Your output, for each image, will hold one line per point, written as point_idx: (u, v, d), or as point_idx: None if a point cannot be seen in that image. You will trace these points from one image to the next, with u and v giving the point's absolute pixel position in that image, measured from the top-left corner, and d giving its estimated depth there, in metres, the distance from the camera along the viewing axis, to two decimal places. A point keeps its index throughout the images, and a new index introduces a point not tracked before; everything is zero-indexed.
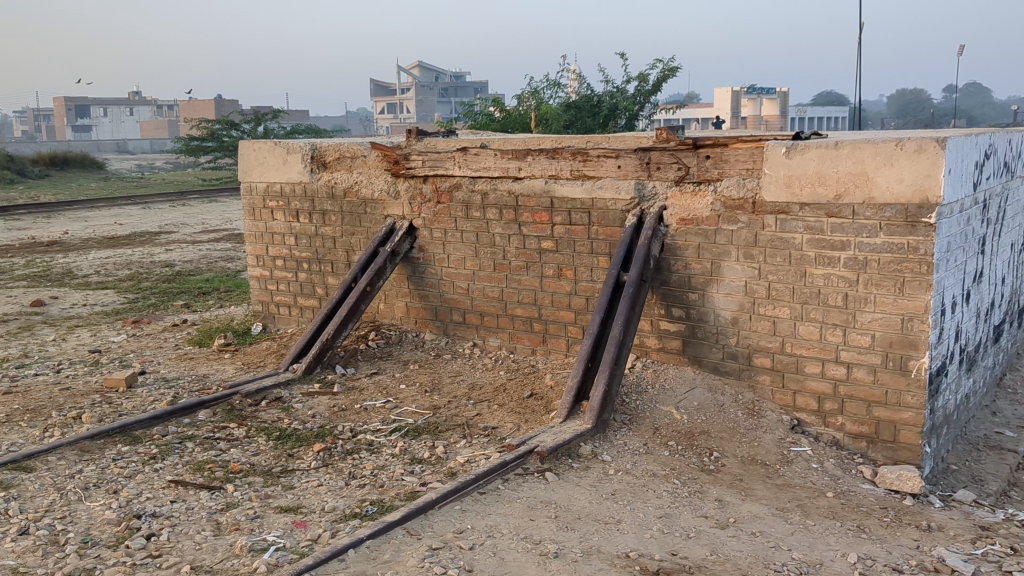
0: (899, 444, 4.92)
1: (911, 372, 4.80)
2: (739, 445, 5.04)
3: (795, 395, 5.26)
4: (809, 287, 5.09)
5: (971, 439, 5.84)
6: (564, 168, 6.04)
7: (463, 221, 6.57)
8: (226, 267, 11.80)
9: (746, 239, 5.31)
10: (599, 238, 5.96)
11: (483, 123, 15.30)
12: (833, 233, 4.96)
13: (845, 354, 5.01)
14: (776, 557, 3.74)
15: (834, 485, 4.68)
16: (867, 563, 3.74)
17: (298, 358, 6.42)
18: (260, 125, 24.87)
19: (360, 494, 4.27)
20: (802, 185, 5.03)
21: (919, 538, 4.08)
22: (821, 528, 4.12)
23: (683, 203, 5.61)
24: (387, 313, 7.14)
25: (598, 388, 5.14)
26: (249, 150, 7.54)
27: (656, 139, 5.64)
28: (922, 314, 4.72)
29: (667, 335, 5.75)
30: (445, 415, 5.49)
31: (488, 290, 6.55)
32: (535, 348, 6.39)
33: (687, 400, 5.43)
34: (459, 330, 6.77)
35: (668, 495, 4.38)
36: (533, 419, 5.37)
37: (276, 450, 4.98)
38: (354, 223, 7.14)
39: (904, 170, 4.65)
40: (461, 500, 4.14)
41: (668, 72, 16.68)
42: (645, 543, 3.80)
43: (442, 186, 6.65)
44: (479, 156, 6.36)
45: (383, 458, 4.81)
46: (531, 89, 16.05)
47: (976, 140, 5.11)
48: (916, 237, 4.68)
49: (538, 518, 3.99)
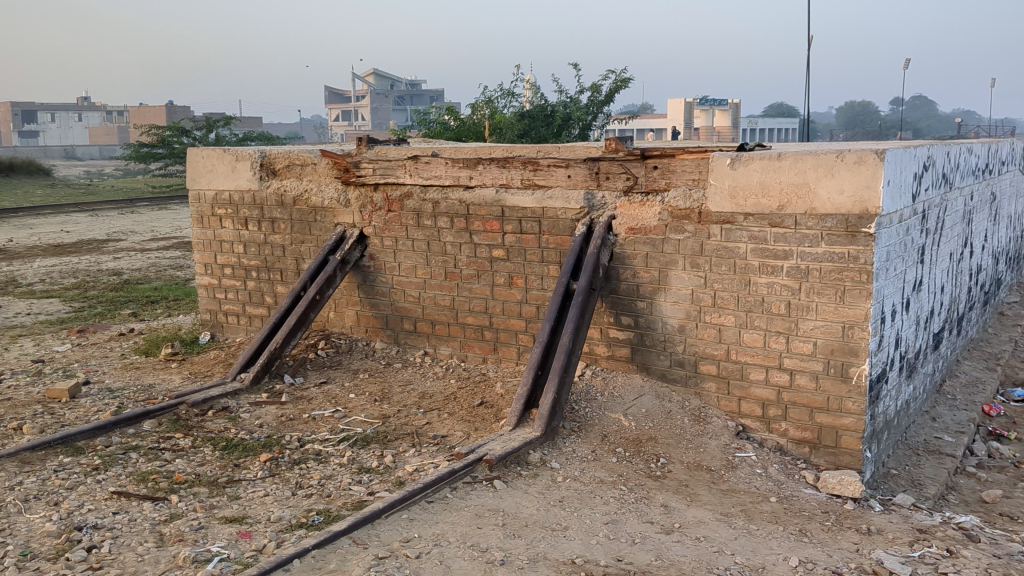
0: (841, 449, 5.02)
1: (852, 379, 4.91)
2: (686, 451, 5.11)
3: (741, 401, 5.34)
4: (754, 295, 5.18)
5: (911, 444, 5.98)
6: (515, 177, 6.06)
7: (414, 230, 6.57)
8: (175, 275, 11.66)
9: (692, 248, 5.38)
10: (550, 247, 6.00)
11: (437, 131, 15.28)
12: (776, 243, 5.05)
13: (789, 361, 5.11)
14: (719, 561, 3.80)
15: (777, 490, 4.76)
16: (807, 566, 3.81)
17: (246, 367, 6.35)
18: (211, 131, 24.61)
19: (307, 504, 4.25)
20: (746, 196, 5.11)
21: (859, 542, 4.16)
22: (764, 532, 4.19)
23: (631, 212, 5.67)
24: (337, 321, 7.11)
25: (547, 395, 5.15)
26: (198, 157, 7.47)
27: (606, 149, 5.72)
28: (863, 322, 4.83)
29: (617, 343, 5.82)
30: (394, 424, 5.48)
31: (439, 299, 6.55)
32: (485, 357, 6.42)
33: (636, 406, 5.49)
34: (410, 338, 6.77)
35: (615, 501, 4.41)
36: (482, 427, 5.38)
37: (222, 460, 4.93)
38: (304, 231, 7.11)
39: (845, 181, 4.75)
40: (409, 509, 4.13)
41: (621, 83, 16.86)
42: (591, 549, 3.83)
43: (393, 194, 6.63)
44: (431, 165, 6.37)
45: (331, 468, 4.78)
46: (485, 98, 16.13)
47: (915, 153, 5.24)
48: (856, 246, 4.78)
49: (485, 526, 4.00)
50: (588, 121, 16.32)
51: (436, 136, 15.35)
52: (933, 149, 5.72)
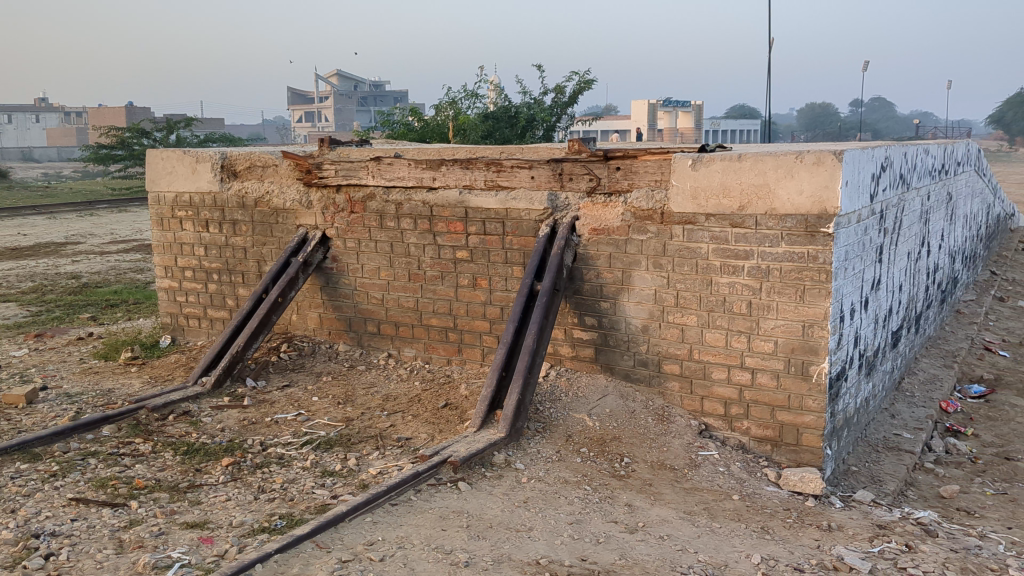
0: (802, 447, 5.08)
1: (812, 377, 4.97)
2: (650, 450, 5.13)
3: (703, 400, 5.38)
4: (716, 295, 5.22)
5: (870, 441, 6.06)
6: (478, 178, 6.06)
7: (378, 231, 6.54)
8: (136, 278, 11.51)
9: (655, 249, 5.41)
10: (514, 248, 6.00)
11: (401, 132, 15.23)
12: (737, 243, 5.09)
13: (750, 360, 5.15)
14: (682, 560, 3.82)
15: (740, 488, 4.81)
16: (769, 563, 3.84)
17: (207, 371, 6.28)
18: (172, 133, 24.34)
19: (270, 508, 4.21)
20: (708, 196, 5.15)
21: (820, 538, 4.21)
22: (727, 530, 4.22)
23: (595, 213, 5.69)
24: (300, 324, 7.06)
25: (512, 396, 5.15)
26: (157, 158, 7.38)
27: (569, 150, 5.73)
28: (822, 321, 4.89)
29: (581, 343, 5.84)
30: (358, 427, 5.45)
31: (403, 300, 6.53)
32: (450, 358, 6.41)
33: (600, 406, 5.51)
34: (374, 340, 6.74)
35: (580, 501, 4.43)
36: (446, 429, 5.37)
37: (183, 465, 4.88)
38: (266, 233, 7.05)
39: (804, 181, 4.80)
40: (373, 512, 4.11)
41: (584, 84, 16.92)
42: (555, 550, 3.83)
43: (356, 195, 6.60)
44: (394, 166, 6.35)
45: (293, 472, 4.74)
46: (449, 99, 16.10)
47: (873, 153, 5.32)
48: (815, 246, 4.84)
49: (450, 528, 3.99)
50: (552, 122, 16.35)
51: (399, 137, 15.29)
52: (890, 150, 5.80)
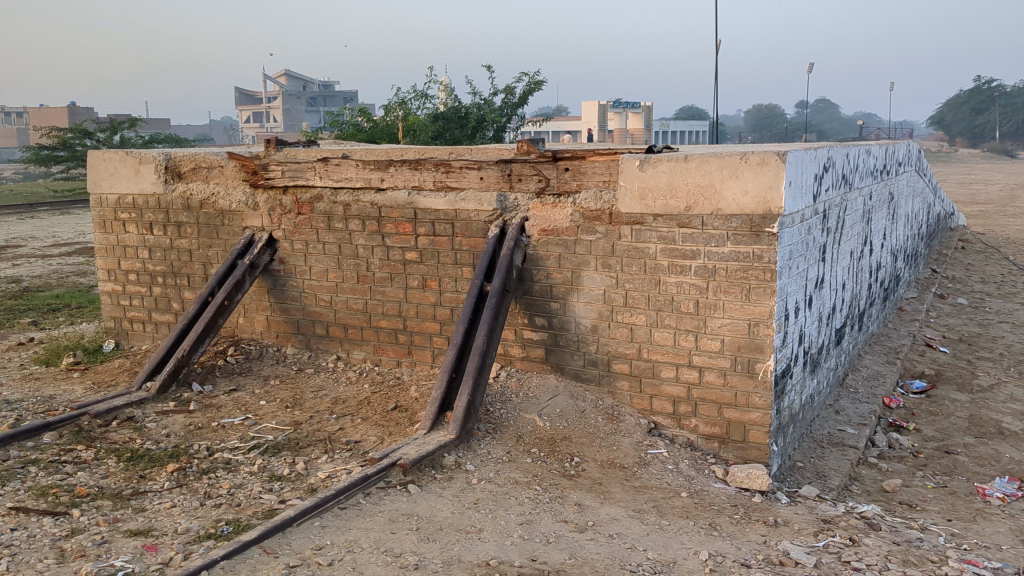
0: (749, 444, 5.14)
1: (758, 375, 5.03)
2: (600, 449, 5.16)
3: (652, 399, 5.42)
4: (664, 294, 5.26)
5: (816, 436, 6.15)
6: (427, 179, 6.04)
7: (325, 233, 6.49)
8: (79, 282, 11.29)
9: (604, 249, 5.45)
10: (463, 249, 6.00)
11: (350, 132, 15.14)
12: (684, 243, 5.14)
13: (698, 358, 5.21)
14: (631, 558, 3.85)
15: (688, 485, 4.86)
16: (717, 560, 3.88)
17: (152, 375, 6.17)
18: (116, 133, 23.91)
19: (216, 514, 4.16)
20: (655, 197, 5.19)
21: (767, 534, 4.27)
22: (675, 528, 4.26)
23: (544, 214, 5.70)
24: (247, 327, 6.98)
25: (462, 397, 5.14)
26: (99, 160, 7.24)
27: (518, 151, 5.74)
28: (767, 319, 4.95)
29: (531, 344, 5.85)
30: (306, 431, 5.40)
31: (352, 302, 6.49)
32: (400, 360, 6.38)
33: (550, 407, 5.52)
34: (322, 343, 6.69)
35: (530, 501, 4.44)
36: (396, 432, 5.34)
37: (127, 472, 4.79)
38: (212, 235, 6.96)
39: (749, 182, 4.86)
40: (321, 516, 4.07)
41: (534, 85, 16.96)
42: (505, 550, 3.83)
43: (303, 197, 6.54)
44: (341, 167, 6.31)
45: (240, 477, 4.68)
46: (398, 100, 16.04)
47: (815, 154, 5.40)
48: (760, 246, 4.90)
49: (399, 531, 3.97)
50: (503, 123, 16.38)
51: (348, 138, 15.19)
52: (833, 150, 5.90)
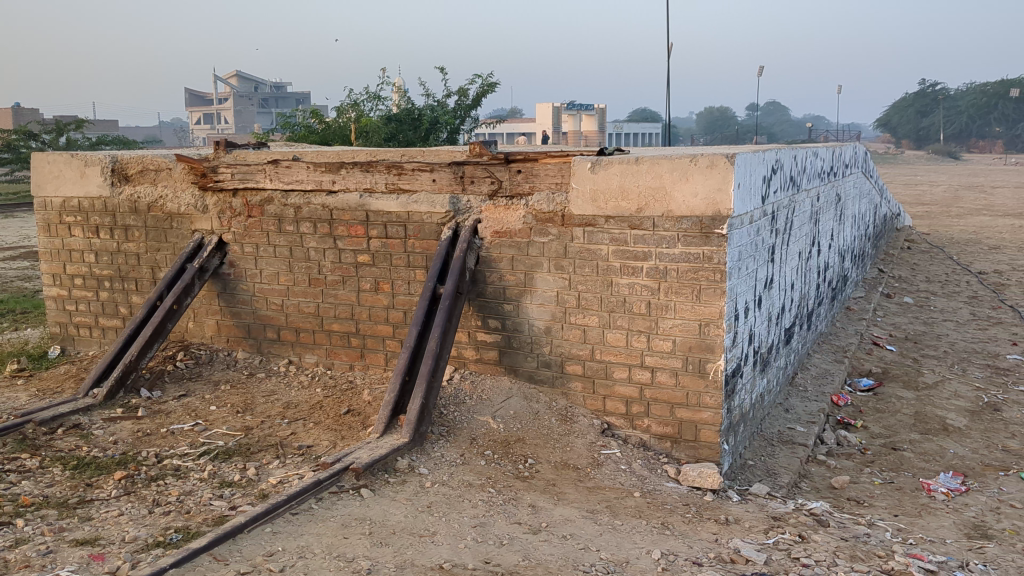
0: (700, 443, 5.20)
1: (709, 375, 5.09)
2: (553, 451, 5.17)
3: (605, 400, 5.45)
4: (616, 296, 5.29)
5: (766, 435, 6.23)
6: (379, 181, 6.01)
7: (276, 236, 6.43)
8: (24, 286, 11.05)
9: (556, 251, 5.47)
10: (415, 251, 5.98)
11: (302, 134, 15.02)
12: (636, 244, 5.18)
13: (650, 359, 5.25)
14: (585, 558, 3.87)
15: (641, 485, 4.89)
16: (669, 559, 3.92)
17: (98, 382, 6.06)
18: (62, 135, 23.46)
19: (164, 522, 4.09)
20: (607, 199, 5.22)
21: (718, 532, 4.32)
22: (628, 528, 4.29)
23: (497, 216, 5.71)
24: (196, 331, 6.89)
25: (415, 400, 5.11)
26: (43, 162, 7.09)
27: (470, 153, 5.74)
28: (717, 319, 5.01)
29: (485, 346, 5.85)
30: (257, 436, 5.34)
31: (304, 305, 6.43)
32: (352, 364, 6.34)
33: (504, 409, 5.53)
34: (273, 347, 6.62)
35: (483, 504, 4.44)
36: (349, 436, 5.30)
37: (73, 480, 4.70)
38: (160, 238, 6.86)
39: (699, 184, 4.92)
40: (272, 522, 4.03)
41: (488, 87, 16.98)
42: (459, 553, 3.83)
43: (253, 199, 6.47)
44: (292, 169, 6.26)
45: (190, 484, 4.62)
46: (351, 102, 15.95)
47: (763, 156, 5.48)
48: (710, 247, 4.96)
49: (352, 536, 3.94)
50: (456, 125, 16.38)
51: (300, 139, 15.07)
52: (781, 153, 5.98)
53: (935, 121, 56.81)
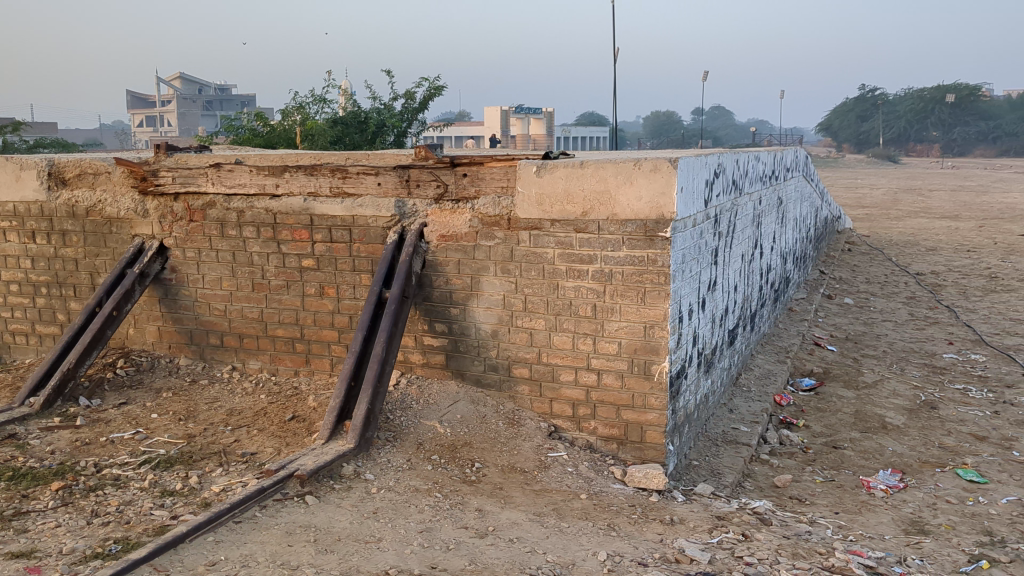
0: (646, 444, 5.24)
1: (654, 376, 5.14)
2: (500, 454, 5.18)
3: (552, 402, 5.47)
4: (562, 299, 5.32)
5: (710, 435, 6.31)
6: (324, 185, 5.97)
7: (219, 240, 6.35)
8: None
9: (502, 254, 5.47)
10: (361, 255, 5.94)
11: (247, 137, 14.85)
12: (581, 248, 5.21)
13: (596, 361, 5.28)
14: (531, 561, 3.88)
15: (587, 487, 4.92)
16: (615, 560, 3.95)
17: (35, 390, 5.91)
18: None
19: (103, 533, 4.01)
20: (552, 203, 5.24)
21: (663, 532, 4.36)
22: (574, 530, 4.31)
23: (443, 219, 5.69)
24: (137, 338, 6.76)
25: (361, 406, 5.08)
26: None
27: (415, 156, 5.71)
28: (662, 321, 5.06)
29: (431, 350, 5.83)
30: (200, 444, 5.26)
31: (247, 311, 6.35)
32: (297, 369, 6.28)
33: (451, 413, 5.51)
34: (216, 354, 6.53)
35: (430, 508, 4.42)
36: (294, 442, 5.25)
37: (8, 491, 4.58)
38: (99, 243, 6.72)
39: (643, 188, 4.96)
40: (215, 531, 3.98)
41: (435, 91, 16.96)
42: (405, 559, 3.81)
43: (195, 203, 6.37)
44: (234, 173, 6.18)
45: (130, 493, 4.53)
46: (296, 105, 15.82)
47: (706, 160, 5.54)
48: (654, 250, 5.01)
49: (296, 543, 3.90)
50: (403, 129, 16.34)
51: (245, 142, 14.90)
52: (723, 157, 6.06)
53: (874, 124, 58.08)
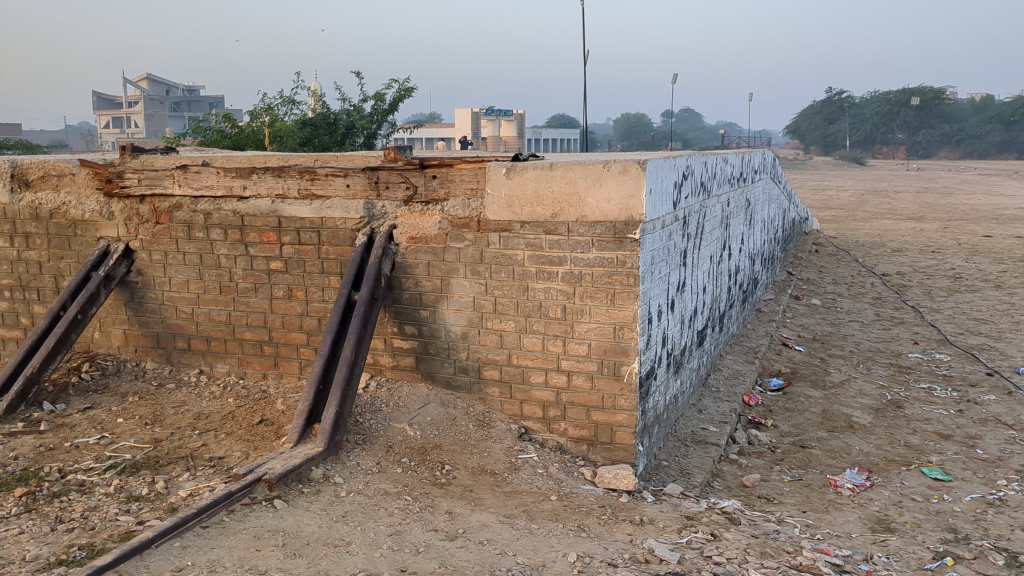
0: (616, 445, 5.26)
1: (624, 377, 5.16)
2: (471, 456, 5.17)
3: (523, 404, 5.48)
4: (531, 300, 5.32)
5: (680, 435, 6.34)
6: (292, 187, 5.94)
7: (185, 242, 6.29)
8: None
9: (472, 256, 5.47)
10: (330, 258, 5.91)
11: (215, 138, 14.74)
12: (551, 249, 5.22)
13: (566, 363, 5.29)
14: (501, 563, 3.88)
15: (557, 488, 4.93)
16: (585, 561, 3.96)
17: None
18: None
19: (68, 539, 3.96)
20: (522, 205, 5.24)
21: (633, 533, 4.38)
22: (544, 531, 4.31)
23: (412, 221, 5.67)
24: (102, 342, 6.68)
25: (330, 409, 5.05)
26: None
27: (384, 158, 5.68)
28: (631, 323, 5.08)
29: (401, 353, 5.81)
30: (167, 448, 5.21)
31: (214, 314, 6.30)
32: (266, 373, 6.24)
33: (420, 416, 5.50)
34: (183, 357, 6.47)
35: (400, 511, 4.41)
36: (262, 446, 5.21)
37: None
38: (63, 246, 6.64)
39: (612, 190, 4.97)
40: (182, 536, 3.93)
41: (405, 92, 16.91)
42: (374, 562, 3.80)
43: (161, 205, 6.31)
44: (201, 174, 6.12)
45: (95, 499, 4.47)
46: (265, 106, 15.71)
47: (674, 162, 5.57)
48: (623, 251, 5.03)
49: (264, 548, 3.87)
50: (372, 130, 16.29)
51: (213, 144, 14.78)
52: (691, 159, 6.10)
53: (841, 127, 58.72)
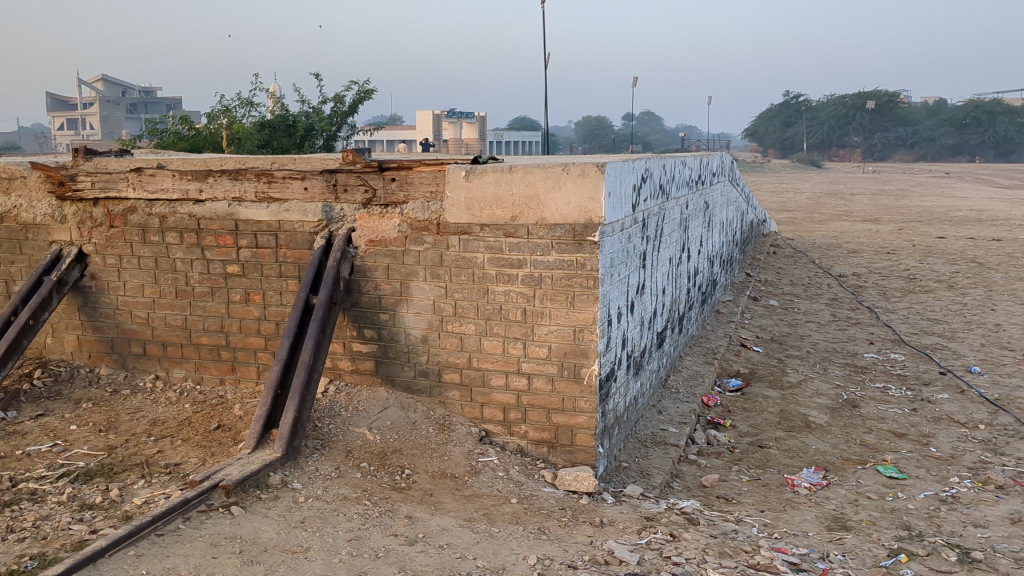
0: (576, 447, 5.28)
1: (583, 379, 5.17)
2: (431, 460, 5.15)
3: (483, 407, 5.47)
4: (491, 303, 5.32)
5: (640, 437, 6.37)
6: (249, 190, 5.88)
7: (140, 246, 6.20)
8: None
9: (432, 259, 5.45)
10: (288, 261, 5.86)
11: (171, 140, 14.57)
12: (510, 252, 5.22)
13: (526, 365, 5.29)
14: (461, 567, 3.87)
15: (518, 491, 4.93)
16: (545, 563, 3.96)
17: None
18: None
19: (19, 549, 3.88)
20: (482, 207, 5.24)
21: (593, 535, 4.39)
22: (504, 534, 4.31)
23: (371, 224, 5.64)
24: (55, 347, 6.56)
25: (288, 414, 5.00)
26: None
27: (343, 161, 5.65)
28: (591, 325, 5.10)
29: (361, 356, 5.78)
30: (121, 455, 5.13)
31: (170, 318, 6.22)
32: (223, 377, 6.17)
33: (380, 420, 5.47)
34: (139, 362, 6.38)
35: (359, 516, 4.38)
36: (219, 452, 5.15)
37: None
38: (14, 250, 6.53)
39: (571, 193, 4.98)
40: (136, 545, 3.87)
41: (365, 95, 16.85)
42: (333, 568, 3.77)
43: (115, 209, 6.22)
44: (156, 177, 6.04)
45: (47, 508, 4.39)
46: (222, 108, 15.56)
47: (633, 165, 5.60)
48: (582, 254, 5.04)
49: (221, 555, 3.83)
50: (332, 133, 16.19)
51: (169, 145, 14.60)
52: (650, 162, 6.13)
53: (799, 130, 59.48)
